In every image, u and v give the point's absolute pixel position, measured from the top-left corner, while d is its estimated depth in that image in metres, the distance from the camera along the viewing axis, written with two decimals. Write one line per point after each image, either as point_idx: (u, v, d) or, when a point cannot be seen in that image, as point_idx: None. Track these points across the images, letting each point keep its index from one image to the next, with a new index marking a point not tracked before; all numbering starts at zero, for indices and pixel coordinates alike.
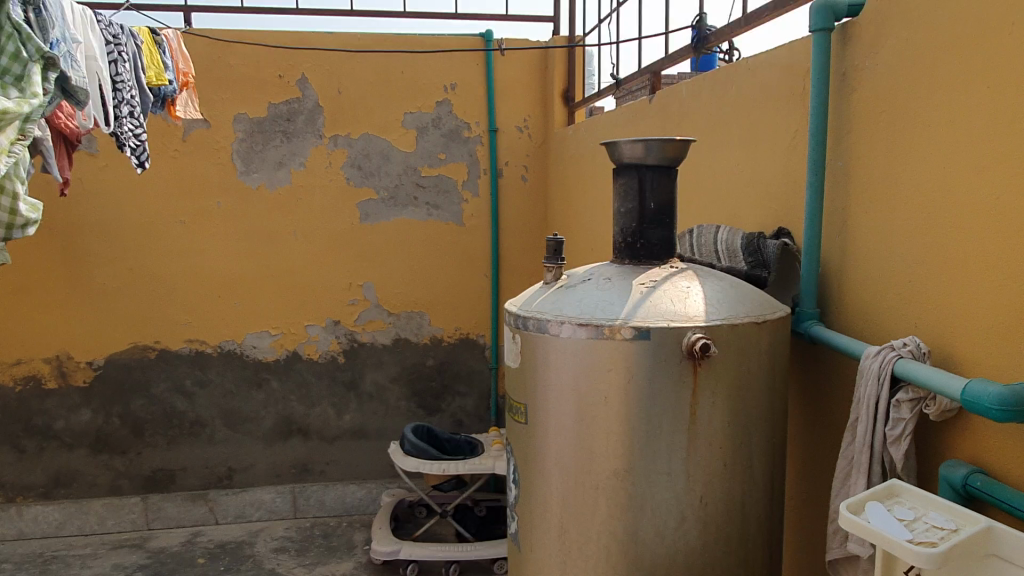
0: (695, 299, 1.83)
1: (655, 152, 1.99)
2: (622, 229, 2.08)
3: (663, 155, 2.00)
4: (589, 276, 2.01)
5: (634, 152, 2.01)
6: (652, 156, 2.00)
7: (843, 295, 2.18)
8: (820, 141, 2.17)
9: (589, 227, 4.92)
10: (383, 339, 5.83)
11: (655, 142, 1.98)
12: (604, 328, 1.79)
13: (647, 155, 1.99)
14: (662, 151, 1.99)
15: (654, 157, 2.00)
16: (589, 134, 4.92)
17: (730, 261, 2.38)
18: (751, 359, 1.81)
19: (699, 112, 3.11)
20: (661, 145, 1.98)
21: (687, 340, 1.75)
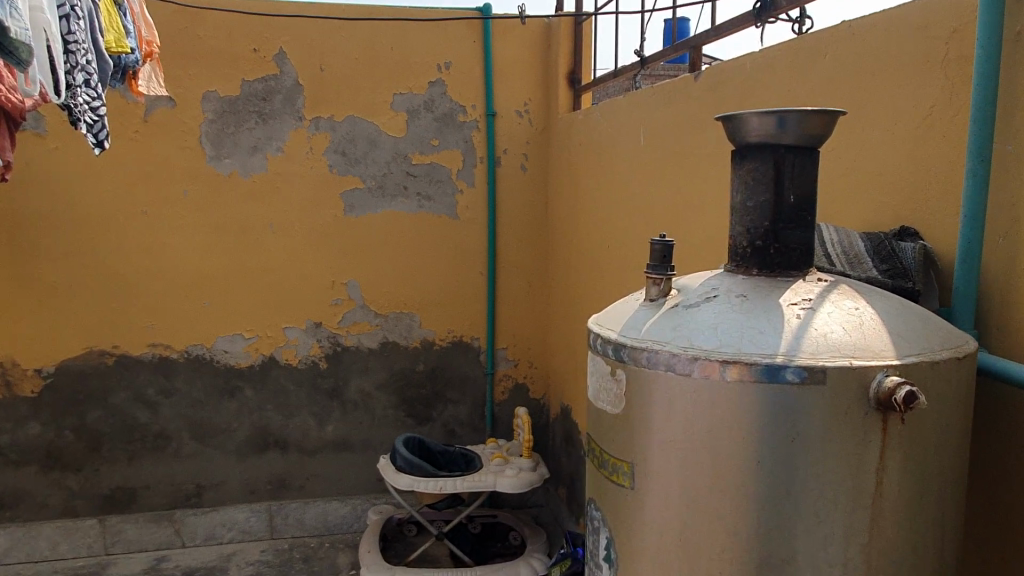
0: (874, 326, 1.35)
1: (796, 127, 1.50)
2: (748, 229, 1.59)
3: (806, 131, 1.51)
4: (711, 292, 1.51)
5: (768, 128, 1.52)
6: (791, 132, 1.51)
7: (1013, 309, 1.71)
8: (985, 118, 1.71)
9: (600, 223, 4.39)
10: (369, 343, 5.25)
11: (798, 113, 1.49)
12: (757, 368, 1.31)
13: (786, 131, 1.51)
14: (806, 125, 1.50)
15: (794, 134, 1.51)
16: (598, 119, 4.40)
17: (859, 271, 1.84)
18: (948, 409, 1.34)
19: (773, 87, 2.63)
20: (804, 119, 1.49)
21: (880, 387, 1.27)
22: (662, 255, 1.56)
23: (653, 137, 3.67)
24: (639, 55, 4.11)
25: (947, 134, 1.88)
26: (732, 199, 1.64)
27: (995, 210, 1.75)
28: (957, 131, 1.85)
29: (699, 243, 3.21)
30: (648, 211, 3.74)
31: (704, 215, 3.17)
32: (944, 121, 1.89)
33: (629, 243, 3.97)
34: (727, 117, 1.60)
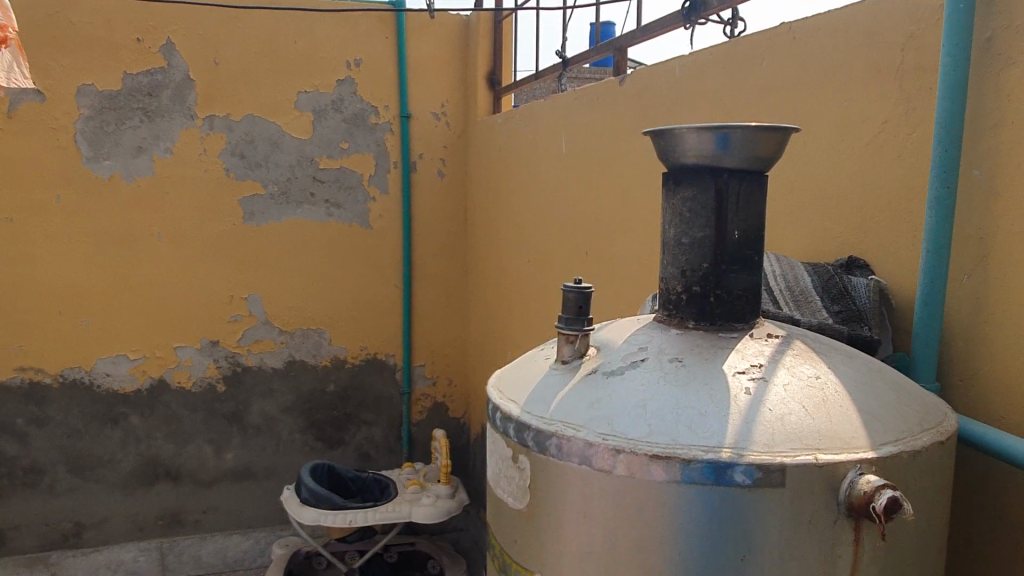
0: (841, 404, 1.06)
1: (741, 146, 1.21)
2: (684, 271, 1.28)
3: (754, 151, 1.22)
4: (638, 354, 1.20)
5: (709, 146, 1.22)
6: (736, 152, 1.22)
7: (980, 360, 1.45)
8: (954, 138, 1.45)
9: (520, 236, 4.06)
10: (272, 362, 4.63)
11: (743, 128, 1.20)
12: (696, 465, 1.00)
13: (730, 151, 1.21)
14: (753, 143, 1.21)
15: (740, 155, 1.22)
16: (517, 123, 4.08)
17: (808, 315, 1.56)
18: (930, 506, 1.07)
19: (707, 94, 2.35)
20: (752, 135, 1.21)
21: (854, 490, 0.97)
22: (576, 306, 1.24)
23: (578, 146, 3.36)
24: (560, 57, 3.80)
25: (903, 153, 1.64)
26: (664, 232, 1.33)
27: (960, 241, 1.50)
28: (916, 150, 1.60)
29: (630, 263, 2.92)
30: (573, 225, 3.43)
31: (635, 232, 2.87)
32: (899, 139, 1.65)
33: (553, 259, 3.65)
34: (656, 133, 1.29)
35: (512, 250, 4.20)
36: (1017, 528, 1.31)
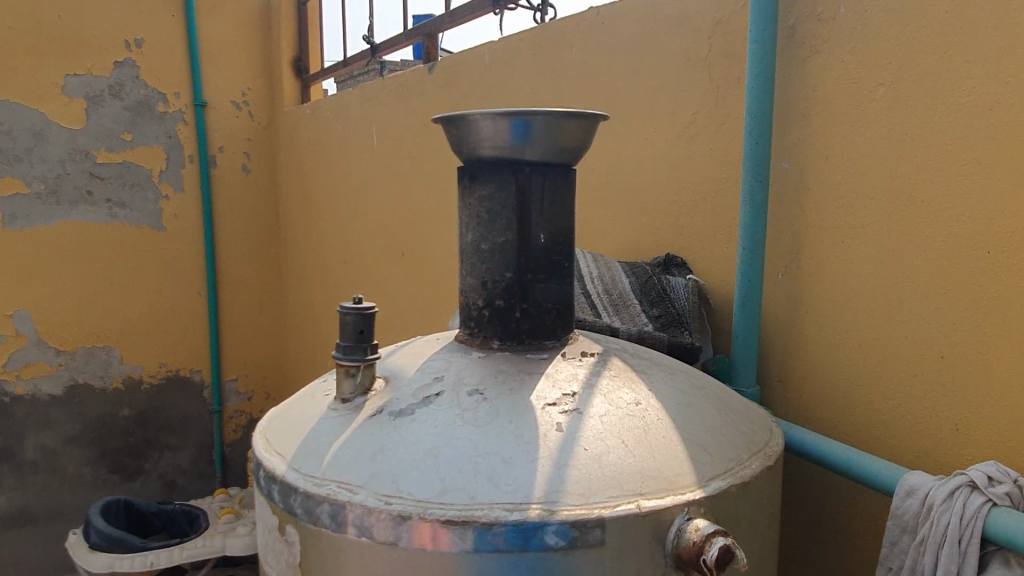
0: (664, 435, 0.92)
1: (542, 136, 1.04)
2: (484, 282, 1.09)
3: (557, 141, 1.05)
4: (432, 388, 0.99)
5: (506, 135, 1.03)
6: (537, 143, 1.04)
7: (793, 359, 1.39)
8: (762, 128, 1.37)
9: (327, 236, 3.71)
10: (50, 387, 3.52)
11: (545, 113, 1.02)
12: (499, 528, 0.81)
13: (530, 141, 1.04)
14: (555, 133, 1.04)
15: (542, 146, 1.05)
16: (306, 119, 3.71)
17: (627, 321, 1.42)
18: (760, 540, 0.95)
19: (520, 82, 2.19)
20: (554, 122, 1.03)
21: (682, 538, 0.82)
22: (355, 332, 1.01)
23: (388, 139, 3.06)
24: (368, 43, 3.52)
25: (714, 146, 1.55)
26: (461, 238, 1.13)
27: (773, 237, 1.43)
28: (726, 142, 1.53)
29: (451, 263, 2.69)
30: (383, 223, 3.14)
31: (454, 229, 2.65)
32: (709, 130, 1.57)
33: (361, 262, 3.32)
34: (446, 118, 1.09)
35: (306, 253, 3.80)
36: (840, 537, 1.25)
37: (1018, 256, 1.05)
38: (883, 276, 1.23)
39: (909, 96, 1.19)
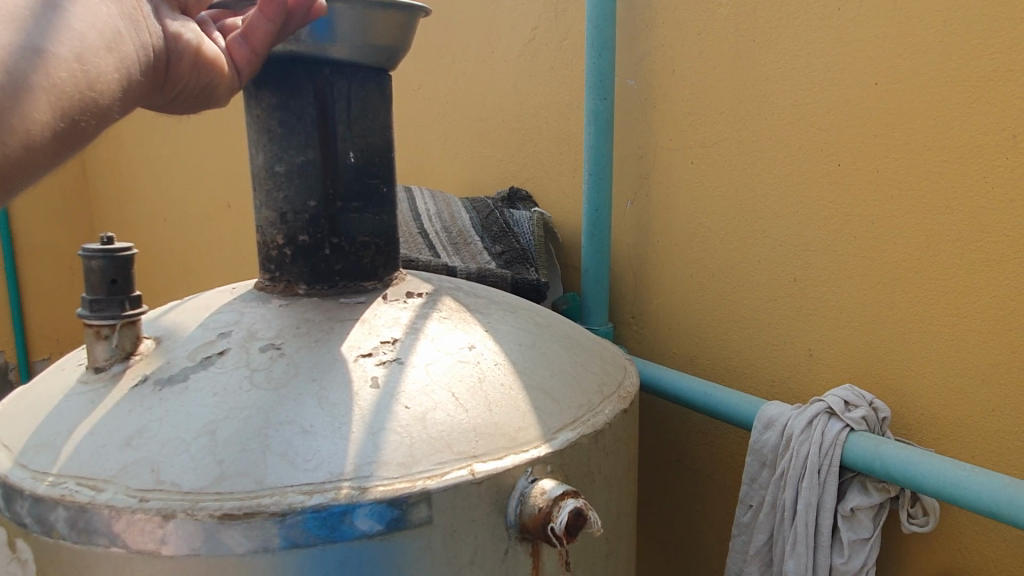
0: (502, 384, 0.77)
1: (346, 32, 0.83)
2: (283, 214, 0.89)
3: (366, 40, 0.85)
4: (213, 347, 0.79)
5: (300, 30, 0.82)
6: (342, 41, 0.84)
7: (647, 294, 1.30)
8: (606, 39, 1.23)
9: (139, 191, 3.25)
10: None
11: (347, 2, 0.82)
12: (296, 517, 0.63)
13: (333, 38, 0.83)
14: (364, 28, 0.84)
15: (349, 47, 0.85)
16: None
17: (467, 260, 1.26)
18: (617, 496, 0.84)
19: None
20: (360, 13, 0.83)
21: (526, 504, 0.68)
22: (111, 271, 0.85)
23: None
24: None
25: (555, 65, 1.40)
26: (251, 160, 0.91)
27: (620, 161, 1.31)
28: (568, 60, 1.37)
29: None
30: (201, 171, 2.75)
31: None
32: (550, 48, 1.41)
33: (180, 217, 2.93)
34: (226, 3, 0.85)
35: (119, 211, 3.31)
36: (696, 477, 1.18)
37: (870, 167, 0.97)
38: (735, 197, 1.14)
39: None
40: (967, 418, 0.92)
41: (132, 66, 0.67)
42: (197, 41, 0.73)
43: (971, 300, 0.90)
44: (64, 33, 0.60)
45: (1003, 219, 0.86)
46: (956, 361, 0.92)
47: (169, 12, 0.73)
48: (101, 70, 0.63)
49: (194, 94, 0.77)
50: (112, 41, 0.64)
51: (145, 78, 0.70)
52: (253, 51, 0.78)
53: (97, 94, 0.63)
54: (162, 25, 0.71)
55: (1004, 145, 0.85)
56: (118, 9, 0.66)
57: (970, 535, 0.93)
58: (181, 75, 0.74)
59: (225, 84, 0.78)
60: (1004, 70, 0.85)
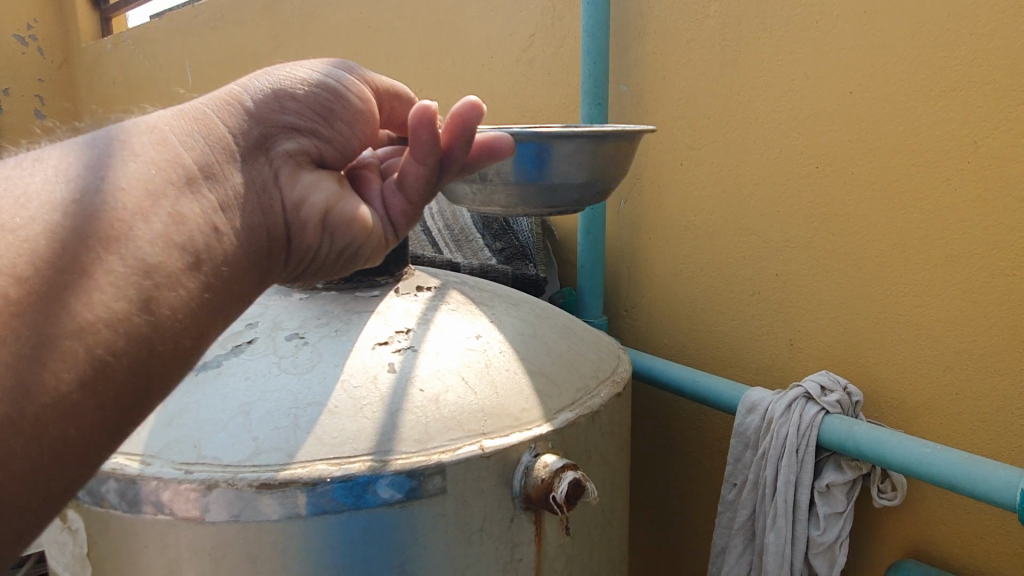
0: (507, 370, 0.84)
1: (561, 171, 0.83)
2: None
3: (580, 178, 0.84)
4: (243, 336, 0.86)
5: (510, 167, 0.82)
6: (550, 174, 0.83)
7: (640, 288, 1.37)
8: (601, 46, 1.30)
9: None
10: None
11: (570, 140, 0.81)
12: (326, 487, 0.70)
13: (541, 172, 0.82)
14: (580, 166, 0.83)
15: (558, 185, 0.84)
16: (99, 57, 3.18)
17: (470, 256, 1.33)
18: (611, 473, 0.92)
19: (359, 4, 1.95)
20: (580, 149, 0.82)
21: (529, 477, 0.76)
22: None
23: (201, 76, 2.66)
24: None
25: (553, 70, 1.47)
26: None
27: None
28: (565, 66, 1.44)
29: None
30: None
31: None
32: (547, 54, 1.47)
33: None
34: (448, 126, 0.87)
35: None
36: (686, 461, 1.26)
37: (845, 170, 1.05)
38: (722, 199, 1.22)
39: (742, 12, 1.15)
40: (935, 401, 1.00)
41: (234, 270, 0.49)
42: (325, 206, 0.54)
43: (937, 293, 0.98)
44: (130, 272, 0.43)
45: (965, 218, 0.94)
46: (923, 350, 1.00)
47: (297, 166, 0.54)
48: (191, 296, 0.45)
49: (336, 258, 0.58)
50: (199, 250, 0.46)
51: (258, 272, 0.52)
52: (407, 202, 0.60)
53: (183, 328, 0.45)
54: (282, 194, 0.53)
55: (966, 151, 0.92)
56: (201, 203, 0.47)
57: (936, 510, 1.01)
58: (309, 246, 0.55)
59: (371, 240, 0.58)
60: (967, 81, 0.91)
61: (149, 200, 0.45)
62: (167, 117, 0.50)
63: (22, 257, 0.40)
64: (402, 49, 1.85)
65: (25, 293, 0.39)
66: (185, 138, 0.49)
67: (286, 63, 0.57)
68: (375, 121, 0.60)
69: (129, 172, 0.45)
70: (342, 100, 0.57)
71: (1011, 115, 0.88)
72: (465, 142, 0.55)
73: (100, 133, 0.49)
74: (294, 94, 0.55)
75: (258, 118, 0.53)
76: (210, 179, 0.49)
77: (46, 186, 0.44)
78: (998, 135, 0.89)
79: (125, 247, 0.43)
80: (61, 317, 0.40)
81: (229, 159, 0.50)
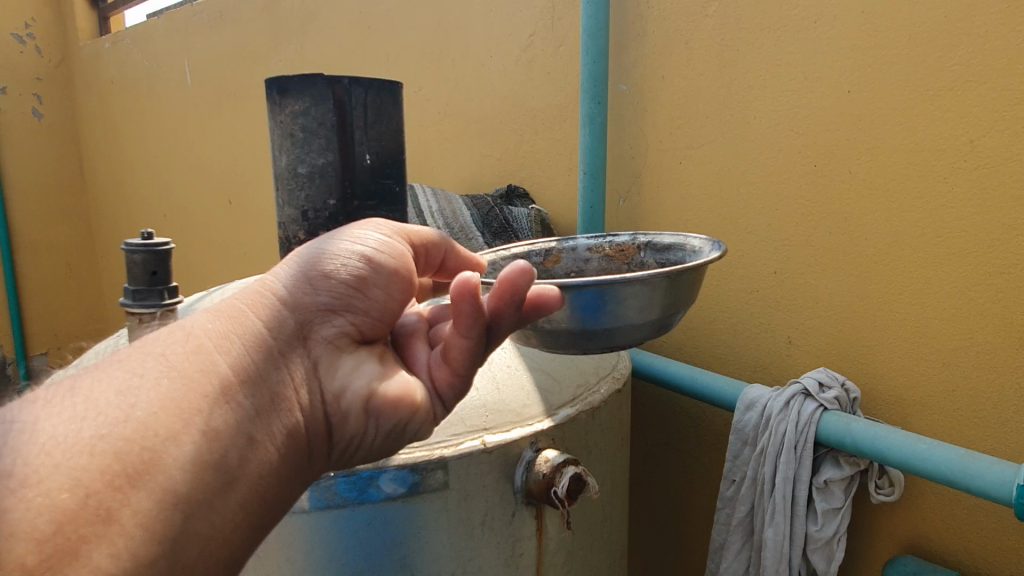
0: (508, 368, 0.85)
1: (625, 314, 0.61)
2: (304, 211, 0.96)
3: (648, 321, 0.63)
4: None
5: (563, 312, 0.60)
6: (619, 319, 0.61)
7: None
8: (601, 45, 1.31)
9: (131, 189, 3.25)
10: None
11: (642, 282, 0.59)
12: (330, 481, 0.71)
13: (607, 317, 0.61)
14: (651, 308, 0.62)
15: (620, 332, 0.62)
16: (97, 56, 3.17)
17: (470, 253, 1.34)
18: (611, 469, 0.92)
19: (358, 3, 1.95)
20: (652, 290, 0.60)
21: (530, 472, 0.76)
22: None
23: (200, 75, 2.66)
24: None
25: (552, 70, 1.48)
26: (275, 162, 0.99)
27: (614, 161, 1.39)
28: (564, 65, 1.45)
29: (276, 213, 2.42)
30: (197, 170, 2.78)
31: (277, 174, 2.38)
32: (547, 53, 1.48)
33: (177, 215, 2.96)
34: (490, 268, 0.76)
35: (115, 207, 3.33)
36: (686, 459, 1.26)
37: (843, 169, 1.06)
38: (721, 197, 1.22)
39: (740, 11, 1.16)
40: (932, 400, 1.01)
41: (267, 472, 0.50)
42: (363, 391, 0.54)
43: (934, 291, 0.99)
44: (166, 491, 0.44)
45: (961, 217, 0.95)
46: (920, 347, 1.01)
47: (335, 352, 0.55)
48: (221, 518, 0.47)
49: (385, 435, 0.57)
50: (227, 460, 0.47)
51: (293, 469, 0.53)
52: (452, 374, 0.56)
53: (217, 544, 0.47)
54: (321, 385, 0.54)
55: (963, 150, 0.93)
56: (231, 412, 0.48)
57: (933, 507, 1.02)
58: (353, 427, 0.56)
59: (418, 417, 0.56)
60: (963, 81, 0.92)
61: (187, 422, 0.46)
62: (206, 320, 0.52)
63: (64, 498, 0.40)
64: (402, 48, 1.85)
65: (62, 539, 0.39)
66: (222, 343, 0.51)
67: (322, 237, 0.58)
68: (410, 276, 0.59)
69: (167, 393, 0.46)
70: (373, 267, 0.56)
71: (1008, 113, 0.89)
72: (514, 308, 0.51)
73: (144, 342, 0.51)
74: (327, 275, 0.55)
75: (293, 306, 0.54)
76: (245, 385, 0.50)
77: (92, 399, 0.46)
78: (995, 134, 0.90)
79: (161, 473, 0.44)
80: (107, 559, 0.40)
81: (262, 355, 0.52)
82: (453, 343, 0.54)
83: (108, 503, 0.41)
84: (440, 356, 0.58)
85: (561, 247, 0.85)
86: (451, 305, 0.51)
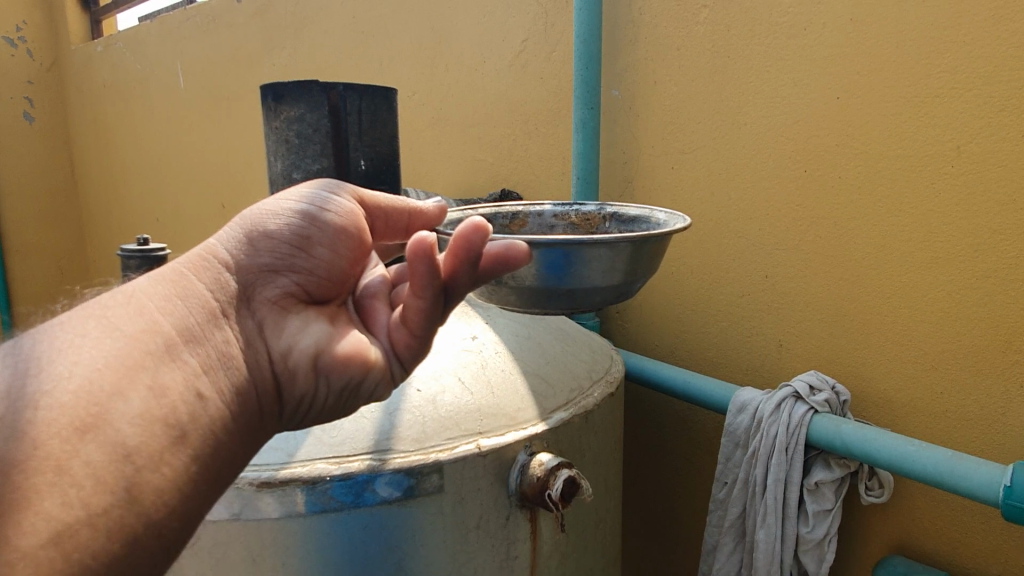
0: (503, 370, 0.86)
1: (587, 277, 0.61)
2: None
3: (611, 285, 0.63)
4: None
5: (528, 268, 0.60)
6: (579, 278, 0.61)
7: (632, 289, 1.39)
8: (592, 50, 1.31)
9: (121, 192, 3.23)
10: None
11: (607, 245, 0.59)
12: (325, 485, 0.72)
13: (567, 276, 0.61)
14: (614, 273, 0.62)
15: (581, 295, 0.63)
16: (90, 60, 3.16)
17: None
18: (605, 472, 0.93)
19: (352, 8, 1.96)
20: (616, 255, 0.61)
21: (524, 476, 0.77)
22: (142, 257, 1.24)
23: (192, 79, 2.66)
24: None
25: (545, 76, 1.49)
26: (270, 168, 1.00)
27: (608, 166, 1.40)
28: (557, 71, 1.46)
29: None
30: (188, 173, 2.78)
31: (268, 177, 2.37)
32: (540, 59, 1.49)
33: (168, 220, 2.95)
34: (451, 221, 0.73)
35: (107, 212, 3.32)
36: (678, 460, 1.27)
37: (831, 174, 1.07)
38: (712, 202, 1.24)
39: (730, 19, 1.17)
40: (921, 401, 1.02)
41: (220, 430, 0.51)
42: (312, 348, 0.56)
43: (921, 294, 1.00)
44: (116, 440, 0.44)
45: (948, 220, 0.96)
46: (908, 348, 1.02)
47: (281, 312, 0.57)
48: (178, 475, 0.47)
49: (337, 396, 0.58)
50: (175, 414, 0.48)
51: (247, 428, 0.54)
52: (409, 335, 0.56)
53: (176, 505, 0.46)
54: (268, 346, 0.56)
55: (950, 155, 0.94)
56: (175, 367, 0.49)
57: (921, 505, 1.03)
58: (304, 388, 0.57)
59: (371, 376, 0.57)
60: (949, 87, 0.94)
61: (133, 378, 0.47)
62: (146, 284, 0.53)
63: (13, 447, 0.41)
64: (396, 54, 1.86)
65: (15, 486, 0.40)
66: (164, 304, 0.52)
67: (264, 200, 0.59)
68: (361, 235, 0.59)
69: (110, 351, 0.47)
70: (317, 225, 0.57)
71: (995, 119, 0.90)
72: (470, 264, 0.50)
73: (87, 305, 0.52)
74: (268, 235, 0.57)
75: (235, 268, 0.56)
76: (189, 344, 0.51)
77: (34, 358, 0.46)
78: (980, 139, 0.92)
79: (109, 423, 0.44)
80: (59, 508, 0.40)
81: (206, 315, 0.53)
82: (408, 306, 0.54)
83: (57, 454, 0.42)
84: (394, 316, 0.59)
85: (528, 211, 0.85)
86: (407, 265, 0.51)
